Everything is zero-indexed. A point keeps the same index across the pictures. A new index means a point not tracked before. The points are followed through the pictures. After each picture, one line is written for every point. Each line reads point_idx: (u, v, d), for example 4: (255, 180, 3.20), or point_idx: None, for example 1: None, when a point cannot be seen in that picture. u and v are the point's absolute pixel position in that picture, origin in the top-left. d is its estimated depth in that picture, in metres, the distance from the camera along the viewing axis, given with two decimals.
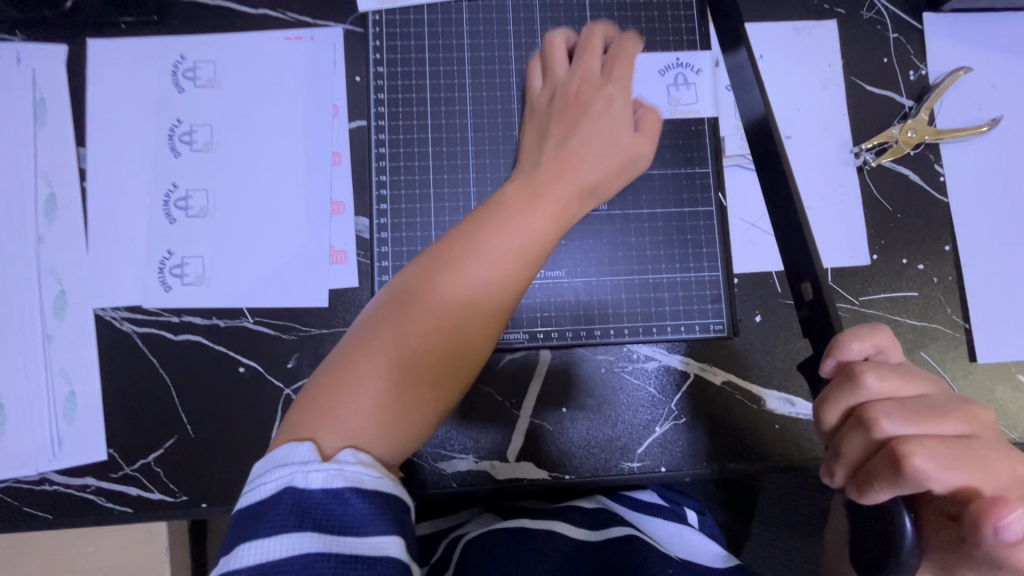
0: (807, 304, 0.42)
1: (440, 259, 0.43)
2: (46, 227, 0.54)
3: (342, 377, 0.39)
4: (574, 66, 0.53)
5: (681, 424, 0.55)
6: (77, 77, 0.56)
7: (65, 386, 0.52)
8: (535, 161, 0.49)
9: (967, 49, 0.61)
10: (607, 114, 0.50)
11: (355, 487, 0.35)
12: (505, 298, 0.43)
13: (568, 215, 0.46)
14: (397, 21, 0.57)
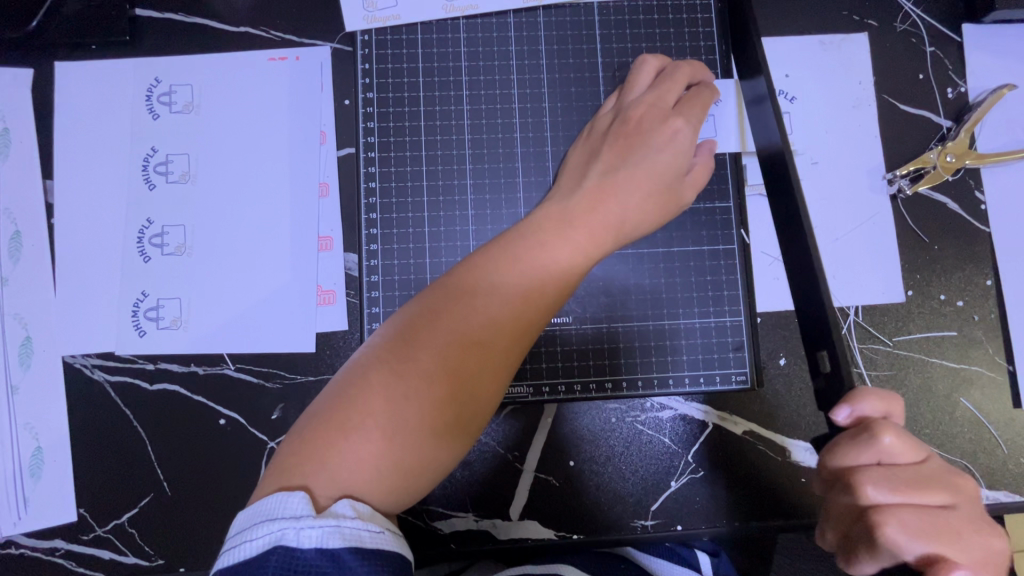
0: (824, 375, 0.39)
1: (455, 287, 0.39)
2: (10, 267, 0.50)
3: (331, 421, 0.35)
4: (650, 90, 0.47)
5: (698, 478, 0.51)
6: (45, 103, 0.52)
7: (32, 441, 0.48)
8: (570, 187, 0.45)
9: (1010, 64, 0.56)
10: (663, 153, 0.44)
11: (352, 547, 0.31)
12: (522, 339, 0.38)
13: (599, 253, 0.41)
14: (389, 41, 0.52)
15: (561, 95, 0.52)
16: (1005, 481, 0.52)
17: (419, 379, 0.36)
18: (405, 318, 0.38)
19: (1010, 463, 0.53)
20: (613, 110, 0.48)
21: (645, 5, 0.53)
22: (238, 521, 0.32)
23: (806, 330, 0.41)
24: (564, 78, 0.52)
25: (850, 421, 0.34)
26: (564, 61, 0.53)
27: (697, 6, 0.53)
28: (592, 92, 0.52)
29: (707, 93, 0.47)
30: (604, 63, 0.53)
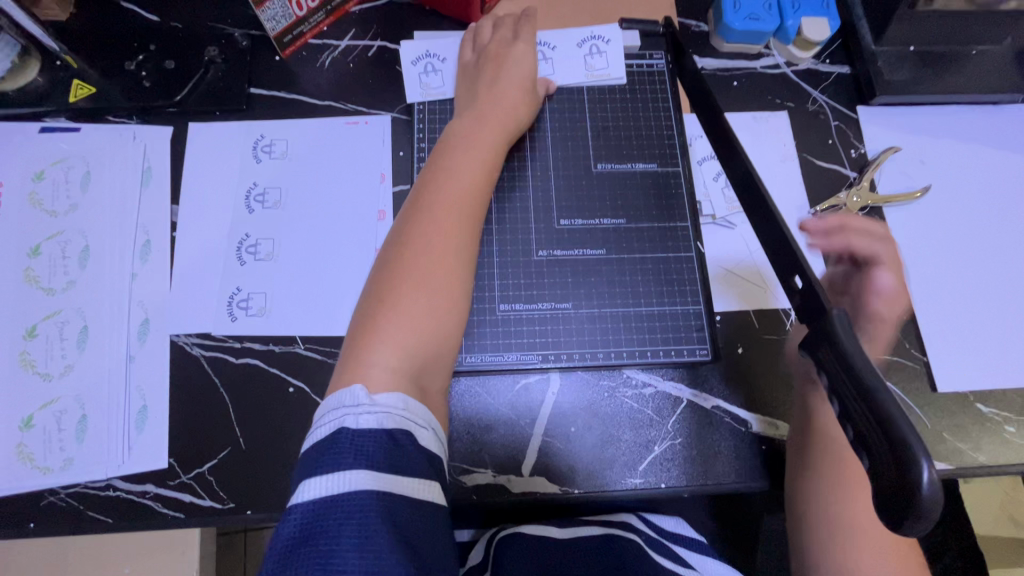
0: (799, 294, 0.46)
1: (409, 213, 0.55)
2: (140, 266, 0.64)
3: (367, 326, 0.50)
4: (495, 32, 0.68)
5: (677, 443, 0.62)
6: (179, 150, 0.70)
7: (140, 400, 0.60)
8: (467, 111, 0.63)
9: (896, 133, 0.75)
10: (522, 69, 0.65)
11: (401, 428, 0.44)
12: (462, 224, 0.55)
13: (497, 150, 0.61)
14: (437, 112, 0.71)
15: (559, 140, 0.67)
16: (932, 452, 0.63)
17: (410, 286, 0.51)
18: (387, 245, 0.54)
19: (935, 437, 0.64)
20: (475, 58, 0.68)
21: (620, 87, 0.70)
22: (315, 417, 0.45)
23: (778, 263, 0.49)
24: (562, 130, 0.67)
25: None
26: (561, 117, 0.68)
27: (657, 83, 0.70)
28: (582, 137, 0.67)
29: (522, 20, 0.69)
30: (592, 117, 0.68)
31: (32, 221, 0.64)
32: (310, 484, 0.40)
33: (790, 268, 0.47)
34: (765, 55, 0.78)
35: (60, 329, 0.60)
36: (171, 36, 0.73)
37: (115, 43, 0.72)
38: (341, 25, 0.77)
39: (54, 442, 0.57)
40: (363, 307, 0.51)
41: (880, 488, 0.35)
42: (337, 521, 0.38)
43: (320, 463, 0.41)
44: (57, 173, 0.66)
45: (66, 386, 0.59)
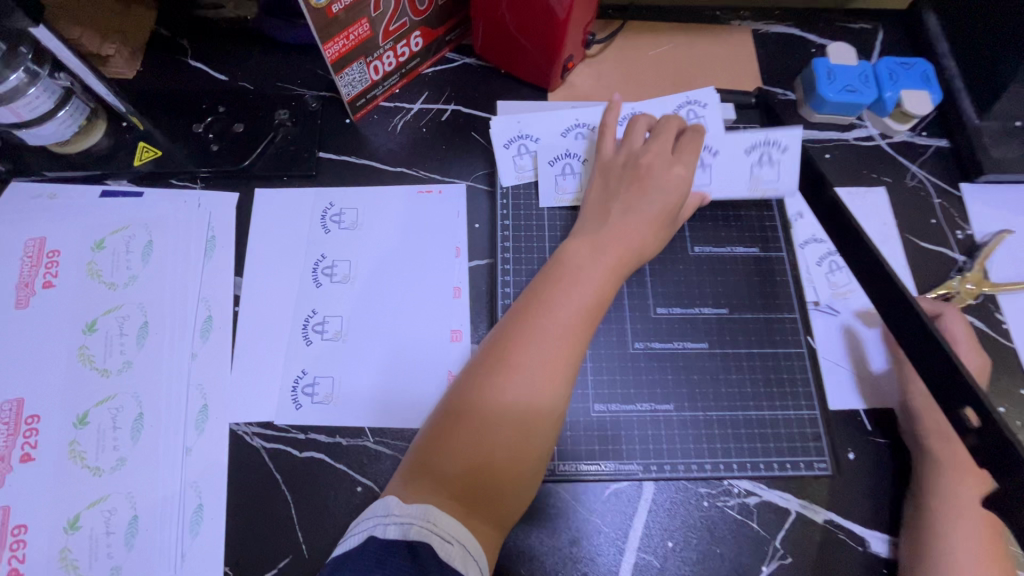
0: (975, 430, 0.41)
1: (504, 331, 0.51)
2: (201, 345, 0.60)
3: (434, 458, 0.47)
4: (654, 137, 0.60)
5: (787, 564, 0.55)
6: (245, 218, 0.66)
7: (195, 498, 0.54)
8: (593, 223, 0.57)
9: (1007, 214, 0.70)
10: (666, 193, 0.57)
11: (425, 542, 0.42)
12: (558, 359, 0.49)
13: (613, 280, 0.54)
14: (519, 194, 0.65)
15: None
16: None
17: (487, 415, 0.47)
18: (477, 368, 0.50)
19: None
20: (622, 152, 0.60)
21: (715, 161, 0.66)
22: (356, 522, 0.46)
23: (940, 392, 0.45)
24: None
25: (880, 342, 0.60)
26: None
27: None
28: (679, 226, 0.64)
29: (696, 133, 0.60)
30: None
31: (89, 294, 0.60)
32: None
33: (960, 396, 0.43)
34: (857, 127, 0.74)
35: (113, 416, 0.56)
36: (241, 97, 0.71)
37: (183, 103, 0.70)
38: (414, 88, 0.74)
39: (100, 547, 0.51)
40: (441, 415, 0.49)
41: None
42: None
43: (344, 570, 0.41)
44: (118, 241, 0.63)
45: (117, 482, 0.53)
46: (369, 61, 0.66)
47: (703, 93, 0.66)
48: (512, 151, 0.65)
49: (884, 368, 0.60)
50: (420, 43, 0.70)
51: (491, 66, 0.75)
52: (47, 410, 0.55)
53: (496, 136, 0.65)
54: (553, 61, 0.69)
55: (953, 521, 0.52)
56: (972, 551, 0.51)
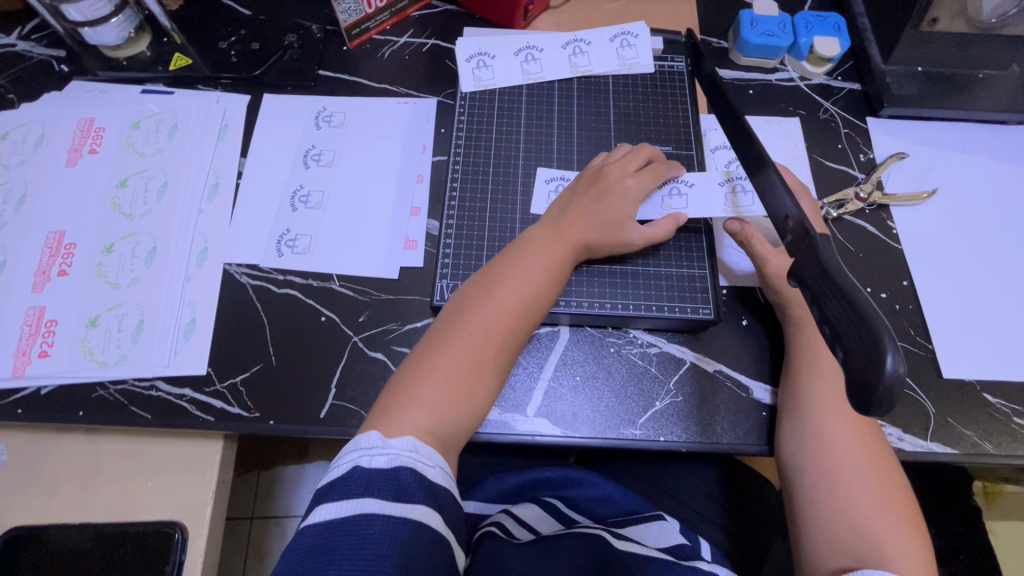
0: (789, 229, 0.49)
1: (466, 298, 0.60)
2: (207, 204, 0.73)
3: (402, 391, 0.54)
4: (620, 158, 0.68)
5: (678, 402, 0.64)
6: (253, 115, 0.80)
7: (190, 315, 0.67)
8: (553, 217, 0.66)
9: (906, 143, 0.80)
10: (621, 202, 0.64)
11: (410, 468, 0.48)
12: (517, 321, 0.59)
13: (569, 258, 0.63)
14: (477, 99, 0.77)
15: (587, 128, 0.76)
16: (938, 434, 0.64)
17: (453, 361, 0.56)
18: (444, 324, 0.59)
19: (940, 420, 0.64)
20: (593, 168, 0.69)
21: (642, 81, 0.79)
22: (336, 456, 0.50)
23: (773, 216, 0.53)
24: (589, 119, 0.76)
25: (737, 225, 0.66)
26: (588, 108, 0.77)
27: (677, 81, 0.79)
28: (607, 129, 0.76)
29: (665, 166, 0.68)
30: (616, 106, 0.77)
31: (124, 160, 0.75)
32: (324, 507, 0.46)
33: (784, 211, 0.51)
34: (780, 70, 0.85)
35: (132, 248, 0.69)
36: (259, 25, 0.86)
37: (212, 27, 0.85)
38: (402, 25, 0.88)
39: (113, 340, 0.64)
40: (410, 366, 0.57)
41: (854, 378, 0.38)
42: (345, 540, 0.43)
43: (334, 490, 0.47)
44: (150, 124, 0.77)
45: (131, 295, 0.67)
46: None
47: (637, 27, 0.79)
48: (472, 64, 0.78)
49: (742, 266, 0.71)
50: None
51: (468, 11, 0.89)
52: (82, 240, 0.69)
53: (461, 51, 0.78)
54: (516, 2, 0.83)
55: (820, 367, 0.61)
56: (832, 390, 0.60)
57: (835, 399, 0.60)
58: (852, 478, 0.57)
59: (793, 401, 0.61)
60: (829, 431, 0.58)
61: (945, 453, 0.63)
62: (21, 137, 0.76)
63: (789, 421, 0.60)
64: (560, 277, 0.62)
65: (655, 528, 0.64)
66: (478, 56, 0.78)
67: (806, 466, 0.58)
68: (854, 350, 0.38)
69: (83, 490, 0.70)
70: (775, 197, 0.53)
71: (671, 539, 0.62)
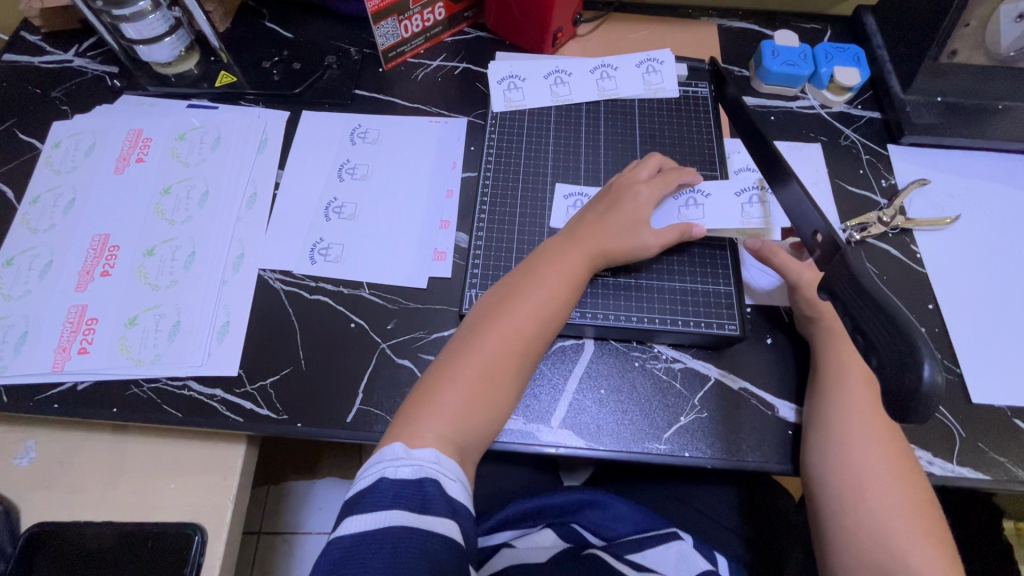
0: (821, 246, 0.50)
1: (485, 307, 0.61)
2: (245, 212, 0.76)
3: (421, 399, 0.55)
4: (635, 171, 0.70)
5: (703, 418, 0.64)
6: (291, 130, 0.84)
7: (224, 317, 0.68)
8: (571, 227, 0.67)
9: (926, 170, 0.81)
10: (637, 211, 0.66)
11: (434, 479, 0.49)
12: (536, 331, 0.59)
13: (586, 266, 0.63)
14: (507, 119, 0.80)
15: (613, 148, 0.78)
16: (968, 460, 0.63)
17: (470, 368, 0.56)
18: (464, 331, 0.60)
19: (970, 445, 0.63)
20: (610, 183, 0.71)
21: (667, 105, 0.81)
22: (362, 465, 0.51)
23: (804, 230, 0.54)
24: (616, 140, 0.79)
25: (760, 246, 0.69)
26: (615, 129, 0.80)
27: (701, 106, 0.81)
28: (633, 150, 0.78)
29: (682, 174, 0.70)
30: (641, 127, 0.80)
31: (168, 169, 0.78)
32: (350, 520, 0.46)
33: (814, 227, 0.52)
34: (800, 98, 0.88)
35: (173, 252, 0.72)
36: (301, 47, 0.91)
37: (256, 48, 0.90)
38: (435, 50, 0.92)
39: (150, 339, 0.66)
40: (429, 376, 0.57)
41: (889, 388, 0.38)
42: (377, 553, 0.44)
43: (361, 503, 0.47)
44: (195, 136, 0.81)
45: (168, 297, 0.69)
46: (401, 20, 0.85)
47: (663, 54, 0.82)
48: (503, 86, 0.81)
49: (771, 284, 0.72)
50: (443, 13, 0.89)
51: (499, 38, 0.94)
52: (126, 243, 0.72)
53: (493, 74, 0.81)
54: (545, 30, 0.87)
55: (848, 384, 0.61)
56: (861, 406, 0.59)
57: (862, 416, 0.59)
58: (879, 494, 0.55)
59: (819, 415, 0.61)
60: (856, 446, 0.58)
61: (976, 479, 0.62)
62: (73, 146, 0.80)
63: (814, 435, 0.60)
64: (578, 285, 0.63)
65: (674, 553, 0.60)
66: (510, 78, 0.82)
67: (829, 485, 0.57)
68: (889, 360, 0.39)
69: (108, 489, 0.71)
70: (805, 214, 0.54)
71: (693, 569, 0.58)
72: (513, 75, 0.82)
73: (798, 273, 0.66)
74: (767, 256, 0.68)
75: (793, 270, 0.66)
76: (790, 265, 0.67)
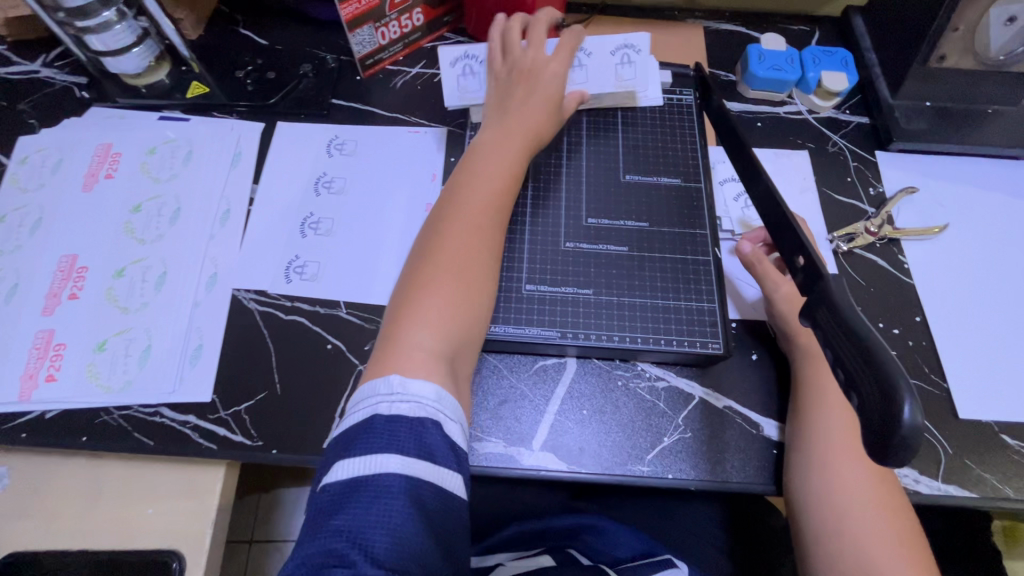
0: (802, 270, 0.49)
1: (434, 224, 0.61)
2: (218, 229, 0.74)
3: (394, 328, 0.55)
4: (527, 48, 0.72)
5: (687, 438, 0.63)
6: (266, 141, 0.81)
7: (197, 340, 0.67)
8: (496, 125, 0.69)
9: (914, 177, 0.80)
10: (551, 86, 0.70)
11: (433, 419, 0.49)
12: (487, 226, 0.61)
13: (522, 147, 0.67)
14: None
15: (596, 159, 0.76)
16: (956, 478, 0.62)
17: (441, 283, 0.57)
18: (415, 255, 0.60)
19: (958, 462, 0.63)
20: (509, 64, 0.72)
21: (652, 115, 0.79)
22: (353, 402, 0.51)
23: (786, 250, 0.53)
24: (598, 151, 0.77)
25: (749, 249, 0.69)
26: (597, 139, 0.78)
27: (685, 114, 0.79)
28: (615, 161, 0.76)
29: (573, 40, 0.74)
30: (625, 137, 0.78)
31: (138, 184, 0.76)
32: (344, 460, 0.46)
33: (795, 249, 0.51)
34: (787, 103, 0.86)
35: (143, 272, 0.70)
36: (275, 54, 0.88)
37: (230, 56, 0.87)
38: (415, 56, 0.90)
39: (120, 365, 0.65)
40: (395, 307, 0.57)
41: (870, 426, 0.37)
42: (372, 496, 0.44)
43: (354, 441, 0.47)
44: (166, 149, 0.79)
45: (138, 319, 0.67)
46: (378, 27, 0.83)
47: None
48: (457, 70, 0.76)
49: (755, 295, 0.71)
50: (421, 19, 0.87)
51: (480, 44, 0.91)
52: (94, 264, 0.70)
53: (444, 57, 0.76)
54: None
55: (829, 404, 0.60)
56: (841, 427, 0.59)
57: (844, 440, 0.58)
58: (862, 517, 0.55)
59: (799, 437, 0.59)
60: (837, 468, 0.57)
61: (963, 498, 0.61)
62: (40, 162, 0.77)
63: (795, 458, 0.59)
64: (519, 172, 0.66)
65: None
66: (465, 58, 0.76)
67: (810, 508, 0.57)
68: (870, 398, 0.38)
69: (82, 515, 0.69)
70: (786, 235, 0.53)
71: None
72: (468, 55, 0.77)
73: (777, 285, 0.66)
74: (751, 261, 0.69)
75: (772, 284, 0.67)
76: (772, 276, 0.67)
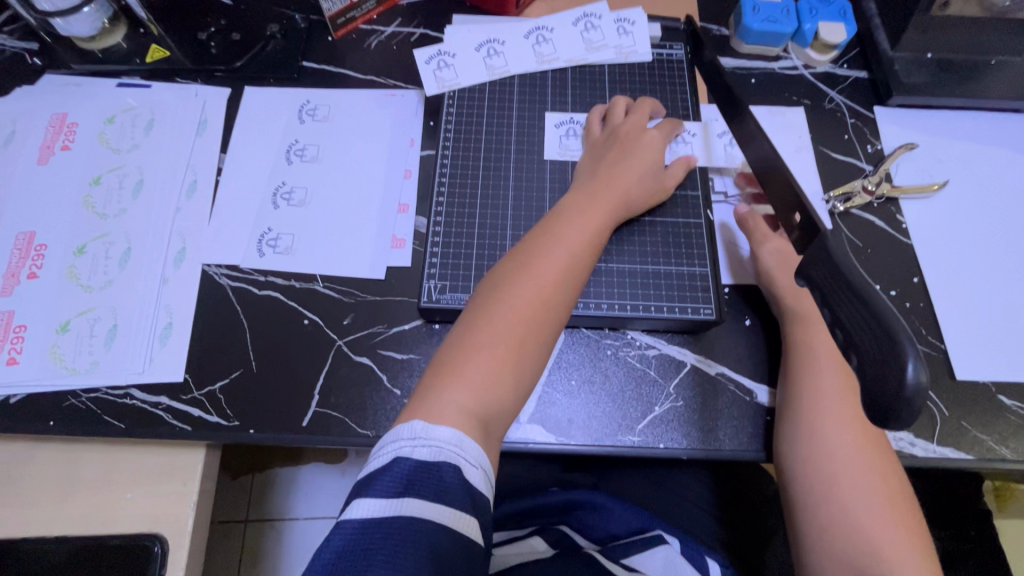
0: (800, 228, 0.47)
1: (506, 267, 0.54)
2: (185, 202, 0.70)
3: (439, 374, 0.48)
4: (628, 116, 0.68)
5: (679, 407, 0.61)
6: (233, 108, 0.77)
7: (166, 318, 0.64)
8: (588, 181, 0.62)
9: (913, 133, 0.77)
10: (650, 153, 0.64)
11: (453, 464, 0.43)
12: (562, 290, 0.53)
13: (607, 228, 0.59)
14: (465, 92, 0.74)
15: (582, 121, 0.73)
16: (952, 440, 0.61)
17: (496, 335, 0.49)
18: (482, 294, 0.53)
19: (954, 424, 0.61)
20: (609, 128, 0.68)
21: (641, 73, 0.75)
22: (375, 445, 0.45)
23: (783, 210, 0.50)
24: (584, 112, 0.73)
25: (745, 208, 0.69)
26: (583, 99, 0.74)
27: (676, 70, 0.75)
28: None
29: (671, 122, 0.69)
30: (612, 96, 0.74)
31: (98, 157, 0.71)
32: (358, 504, 0.41)
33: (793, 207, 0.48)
34: (783, 58, 0.82)
35: (106, 248, 0.66)
36: (240, 15, 0.83)
37: (191, 17, 0.82)
38: (389, 14, 0.85)
39: (85, 346, 0.62)
40: (446, 348, 0.50)
41: (868, 389, 0.35)
42: (385, 544, 0.38)
43: (370, 488, 0.42)
44: (126, 118, 0.74)
45: (103, 299, 0.64)
46: None
47: (634, 14, 0.76)
48: (433, 65, 0.75)
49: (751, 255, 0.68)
50: None
51: None
52: (53, 242, 0.66)
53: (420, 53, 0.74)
54: None
55: (821, 368, 0.58)
56: (834, 391, 0.57)
57: (836, 406, 0.56)
58: (853, 483, 0.53)
59: (790, 402, 0.58)
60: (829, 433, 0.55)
61: (959, 460, 0.60)
62: None
63: (786, 423, 0.57)
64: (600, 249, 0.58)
65: (660, 559, 0.56)
66: (438, 56, 0.75)
67: (800, 474, 0.55)
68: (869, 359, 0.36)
69: (59, 502, 0.67)
70: (782, 190, 0.50)
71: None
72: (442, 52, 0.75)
73: (766, 241, 0.65)
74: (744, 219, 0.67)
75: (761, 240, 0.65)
76: (763, 232, 0.66)
